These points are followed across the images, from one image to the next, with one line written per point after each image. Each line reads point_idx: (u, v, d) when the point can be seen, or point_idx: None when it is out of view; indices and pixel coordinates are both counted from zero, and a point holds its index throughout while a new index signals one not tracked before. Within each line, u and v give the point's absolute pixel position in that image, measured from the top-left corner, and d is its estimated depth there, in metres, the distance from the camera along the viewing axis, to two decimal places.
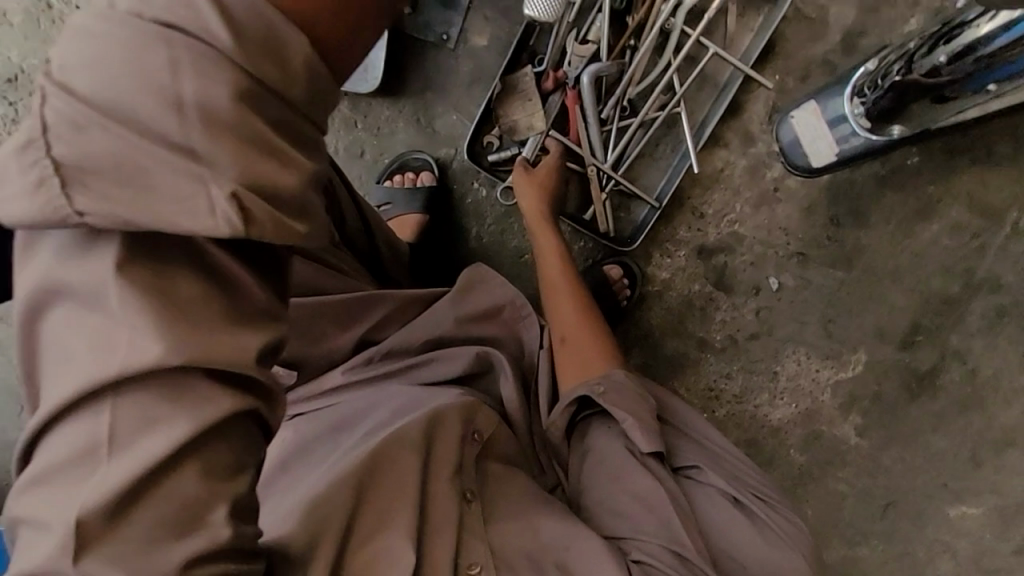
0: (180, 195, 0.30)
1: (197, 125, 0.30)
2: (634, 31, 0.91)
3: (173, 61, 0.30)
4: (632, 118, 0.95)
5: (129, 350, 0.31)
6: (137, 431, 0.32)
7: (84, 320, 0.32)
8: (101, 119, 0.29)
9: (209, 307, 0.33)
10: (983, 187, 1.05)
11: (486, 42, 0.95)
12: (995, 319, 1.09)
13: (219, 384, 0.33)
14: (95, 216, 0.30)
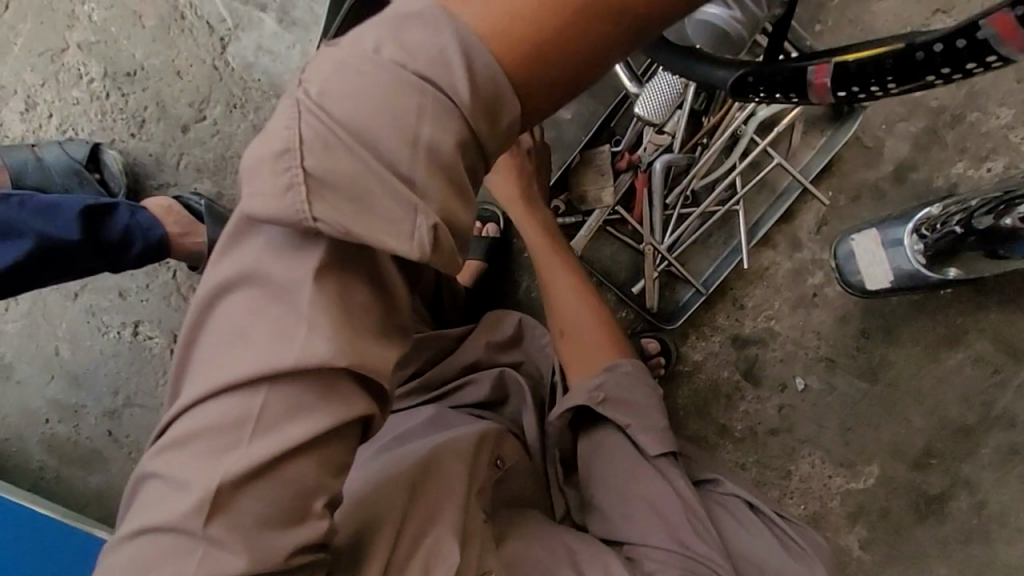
0: (383, 230, 0.34)
1: (427, 175, 0.34)
2: (708, 131, 0.97)
3: (417, 113, 0.33)
4: (692, 207, 1.02)
5: (301, 350, 0.35)
6: (284, 419, 0.37)
7: (263, 309, 0.36)
8: (349, 143, 0.33)
9: (370, 318, 0.37)
10: (1009, 326, 1.10)
11: (570, 116, 1.03)
12: (1007, 455, 1.12)
13: (359, 391, 0.38)
14: (328, 224, 0.33)
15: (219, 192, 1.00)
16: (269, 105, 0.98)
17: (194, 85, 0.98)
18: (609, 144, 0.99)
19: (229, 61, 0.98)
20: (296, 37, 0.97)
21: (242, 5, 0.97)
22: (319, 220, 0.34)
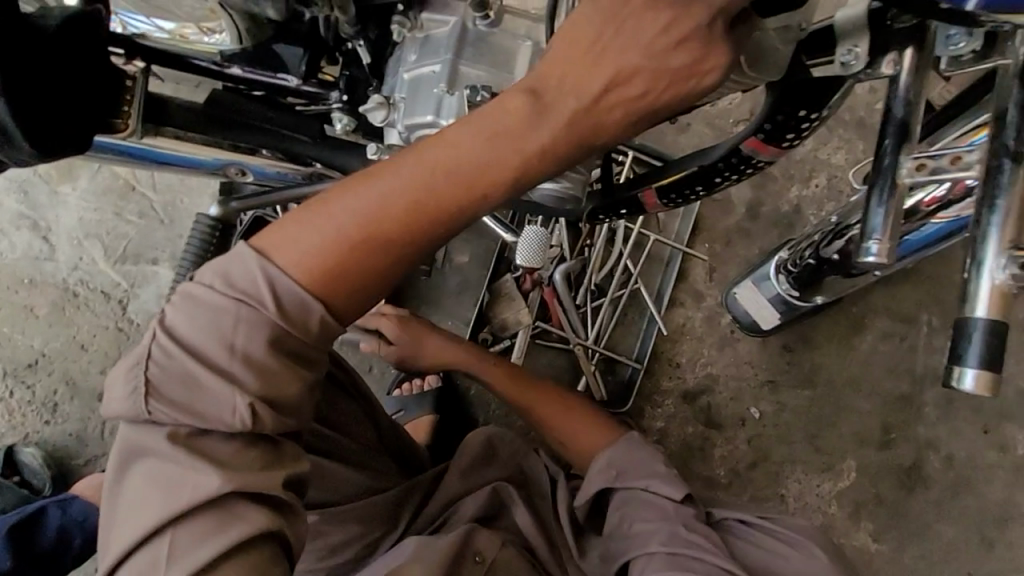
0: (227, 403, 0.44)
1: (244, 367, 0.44)
2: (587, 233, 1.10)
3: (230, 318, 0.43)
4: (601, 298, 1.12)
5: (189, 494, 0.45)
6: (192, 548, 0.45)
7: (156, 475, 0.46)
8: (182, 351, 0.44)
9: (244, 454, 0.46)
10: (894, 297, 1.25)
11: (468, 257, 1.11)
12: (948, 405, 1.25)
13: (253, 507, 0.46)
14: (165, 410, 0.45)
15: None
16: None
17: (101, 351, 1.01)
18: (510, 272, 1.07)
19: (132, 319, 1.02)
20: None
21: (135, 266, 1.02)
22: (174, 408, 0.45)
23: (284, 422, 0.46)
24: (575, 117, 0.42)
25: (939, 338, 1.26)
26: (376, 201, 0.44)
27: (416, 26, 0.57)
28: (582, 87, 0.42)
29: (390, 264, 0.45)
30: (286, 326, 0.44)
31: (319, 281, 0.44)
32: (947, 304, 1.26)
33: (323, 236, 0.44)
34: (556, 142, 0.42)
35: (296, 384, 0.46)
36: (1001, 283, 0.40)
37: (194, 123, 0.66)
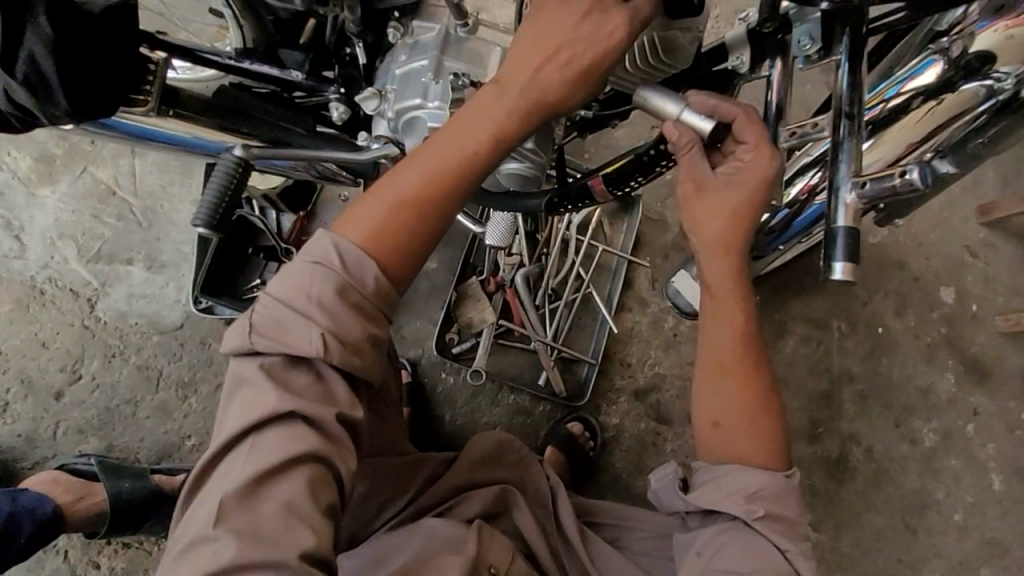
0: (309, 333, 0.56)
1: (320, 315, 0.56)
2: (544, 242, 1.20)
3: (313, 274, 0.57)
4: (558, 301, 1.23)
5: (270, 408, 0.55)
6: (265, 456, 0.55)
7: (248, 393, 0.57)
8: (275, 300, 0.57)
9: (315, 388, 0.57)
10: (808, 307, 1.45)
11: (436, 264, 1.21)
12: (863, 402, 1.44)
13: (315, 432, 0.56)
14: (259, 342, 0.57)
15: (109, 444, 1.00)
16: (151, 342, 1.04)
17: (63, 349, 1.01)
18: (475, 275, 1.17)
19: (99, 316, 1.03)
20: (167, 278, 1.06)
21: (108, 266, 1.05)
22: (268, 339, 0.56)
23: (348, 361, 0.57)
24: (534, 91, 0.59)
25: (850, 342, 1.45)
26: (404, 180, 0.60)
27: (407, 32, 0.70)
28: (537, 74, 0.59)
29: (433, 227, 0.62)
30: (360, 284, 0.58)
31: (375, 244, 0.60)
32: (851, 311, 1.46)
33: (376, 217, 0.60)
34: (516, 114, 0.59)
35: (362, 323, 0.58)
36: (852, 202, 0.54)
37: (202, 111, 0.76)
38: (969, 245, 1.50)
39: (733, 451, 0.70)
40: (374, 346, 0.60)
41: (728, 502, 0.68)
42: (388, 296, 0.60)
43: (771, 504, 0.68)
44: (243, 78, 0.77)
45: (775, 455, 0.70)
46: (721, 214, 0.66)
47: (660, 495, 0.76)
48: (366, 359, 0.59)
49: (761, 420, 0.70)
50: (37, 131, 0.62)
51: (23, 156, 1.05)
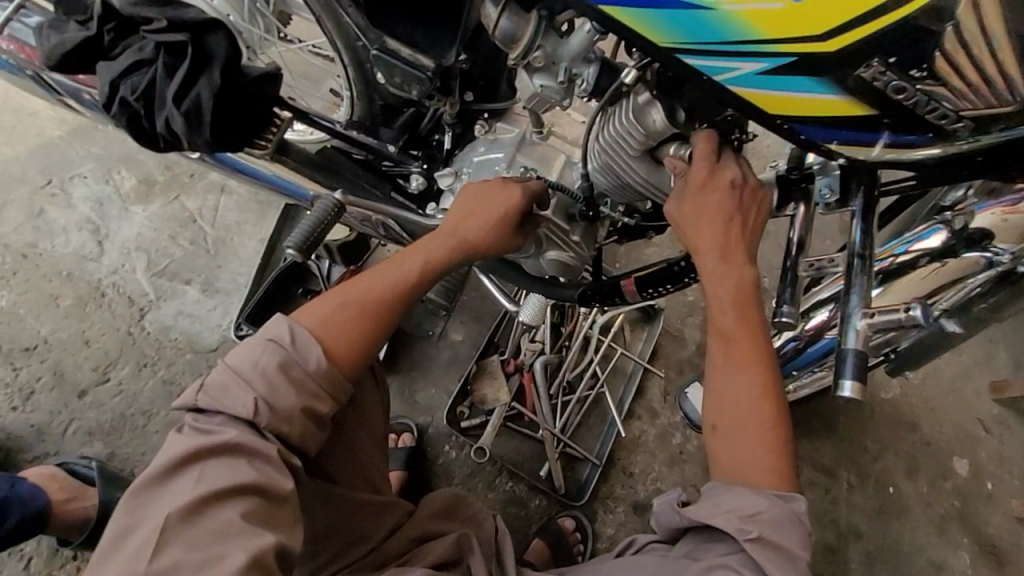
0: (253, 398, 0.69)
1: (270, 376, 0.70)
2: (567, 335, 1.27)
3: (267, 350, 0.70)
4: (570, 395, 1.26)
5: (219, 441, 0.67)
6: (209, 482, 0.65)
7: (198, 433, 0.69)
8: (228, 368, 0.71)
9: (257, 434, 0.69)
10: (815, 451, 1.44)
11: (462, 337, 1.27)
12: (870, 565, 1.37)
13: (252, 467, 0.67)
14: (213, 399, 0.70)
15: (111, 451, 1.01)
16: (182, 359, 1.09)
17: (102, 350, 1.06)
18: (497, 354, 1.22)
19: (146, 326, 1.10)
20: (217, 303, 1.14)
21: (168, 282, 1.13)
22: (212, 399, 0.70)
23: (280, 424, 0.70)
24: (457, 237, 0.79)
25: (858, 496, 1.42)
26: (354, 290, 0.77)
27: (491, 130, 0.83)
28: (461, 228, 0.79)
29: (374, 328, 0.76)
30: (304, 364, 0.71)
31: (328, 334, 0.74)
32: (860, 463, 1.45)
33: (325, 311, 0.75)
34: (449, 252, 0.79)
35: (300, 395, 0.70)
36: (863, 327, 0.60)
37: (302, 162, 0.89)
38: (982, 419, 1.51)
39: (732, 466, 0.69)
40: (307, 419, 0.71)
41: (720, 520, 0.66)
42: (329, 381, 0.72)
43: (772, 532, 0.65)
44: (344, 143, 0.90)
45: (778, 468, 0.68)
46: (713, 228, 0.69)
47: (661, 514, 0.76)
48: (296, 425, 0.70)
49: (761, 429, 0.69)
50: (176, 151, 0.74)
51: (129, 176, 1.19)
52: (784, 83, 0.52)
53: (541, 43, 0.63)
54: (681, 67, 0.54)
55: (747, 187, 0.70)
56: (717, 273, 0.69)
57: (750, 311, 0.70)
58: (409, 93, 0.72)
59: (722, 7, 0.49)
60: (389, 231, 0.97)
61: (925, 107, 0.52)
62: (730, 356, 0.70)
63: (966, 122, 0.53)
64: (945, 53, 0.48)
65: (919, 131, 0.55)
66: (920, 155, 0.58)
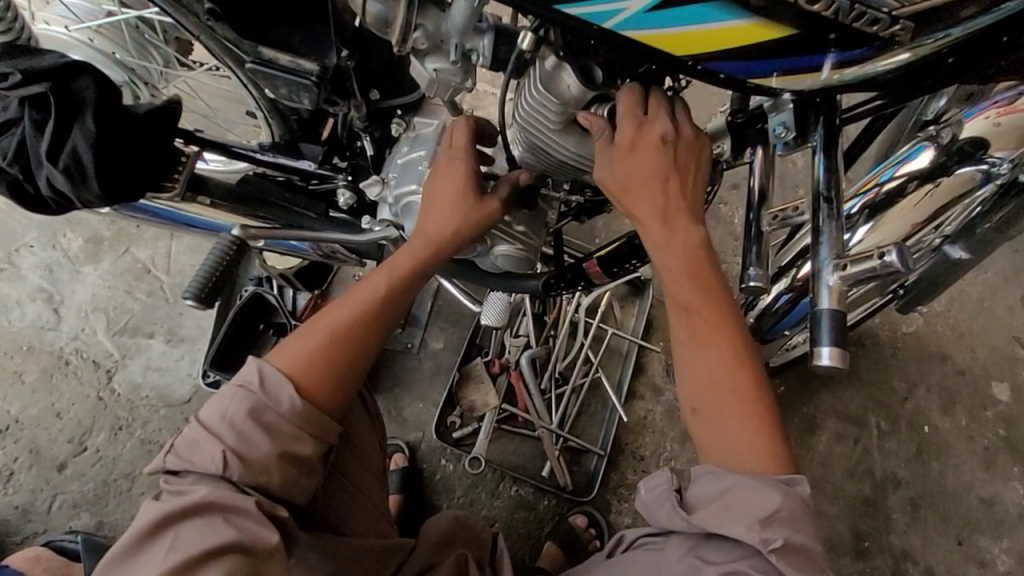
0: (220, 450, 0.59)
1: (239, 423, 0.60)
2: (552, 324, 1.20)
3: (234, 397, 0.61)
4: (565, 386, 1.19)
5: (191, 500, 0.57)
6: (183, 548, 0.55)
7: (168, 496, 0.59)
8: (195, 421, 0.62)
9: (234, 488, 0.59)
10: (840, 400, 1.34)
11: (442, 344, 1.21)
12: (914, 512, 1.28)
13: (231, 525, 0.57)
14: (182, 456, 0.61)
15: (99, 521, 0.99)
16: (157, 416, 1.06)
17: (75, 420, 1.04)
18: (480, 357, 1.16)
19: (115, 388, 1.07)
20: (184, 351, 1.10)
21: (131, 339, 1.10)
22: (180, 459, 0.60)
23: (256, 476, 0.60)
24: (428, 243, 0.68)
25: (892, 440, 1.32)
26: (327, 319, 0.67)
27: (409, 127, 0.75)
28: (428, 227, 0.68)
29: (350, 356, 0.66)
30: (277, 406, 0.62)
31: (304, 371, 0.64)
32: (891, 406, 1.35)
33: (297, 347, 0.65)
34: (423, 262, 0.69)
35: (275, 442, 0.61)
36: (835, 284, 0.52)
37: (223, 196, 0.84)
38: (1019, 337, 1.41)
39: (720, 451, 0.62)
40: (287, 465, 0.61)
41: (740, 532, 0.58)
42: (309, 421, 0.63)
43: (792, 532, 0.58)
44: (264, 168, 0.83)
45: (771, 449, 0.61)
46: (641, 185, 0.61)
47: (653, 505, 0.66)
48: (275, 474, 0.60)
49: (748, 408, 0.62)
50: (70, 212, 0.69)
51: (75, 237, 1.15)
52: (687, 16, 0.44)
53: (418, 21, 0.55)
54: (567, 21, 0.45)
55: (682, 138, 0.62)
56: (663, 245, 0.62)
57: (704, 280, 0.63)
58: (301, 102, 0.65)
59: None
60: (329, 249, 0.89)
61: (851, 16, 0.43)
62: (689, 330, 0.63)
63: (905, 23, 0.44)
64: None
65: (863, 43, 0.46)
66: (882, 67, 0.48)
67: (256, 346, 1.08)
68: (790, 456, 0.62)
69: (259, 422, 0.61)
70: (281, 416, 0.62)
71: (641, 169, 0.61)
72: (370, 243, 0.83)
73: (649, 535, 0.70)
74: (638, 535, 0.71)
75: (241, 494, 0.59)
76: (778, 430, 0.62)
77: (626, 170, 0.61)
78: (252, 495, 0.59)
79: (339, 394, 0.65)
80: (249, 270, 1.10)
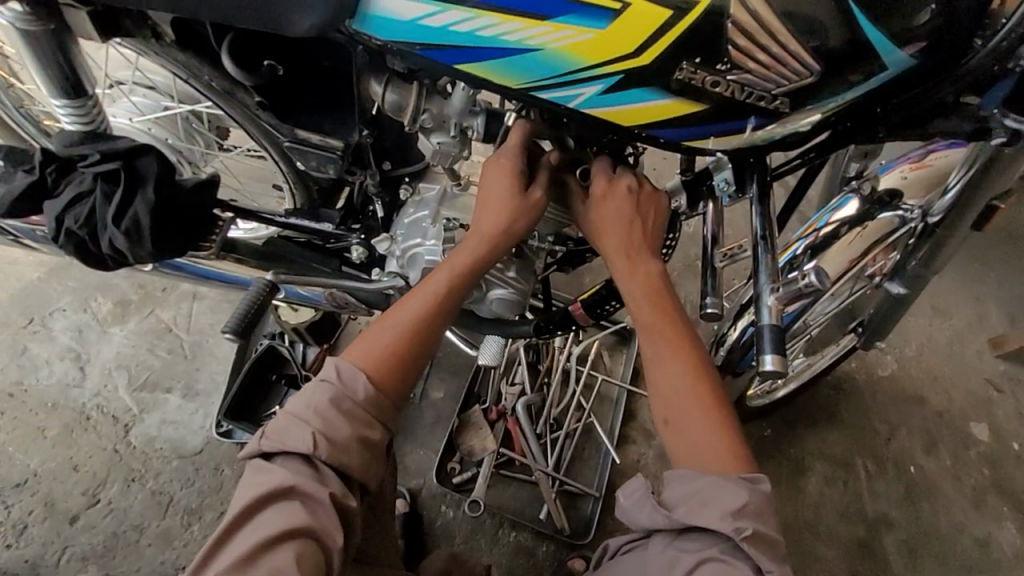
0: (311, 432, 0.69)
1: (327, 414, 0.70)
2: (546, 371, 1.28)
3: (317, 389, 0.71)
4: (558, 431, 1.24)
5: (280, 481, 0.66)
6: (270, 525, 0.63)
7: (260, 477, 0.67)
8: (286, 412, 0.71)
9: (315, 472, 0.68)
10: (826, 442, 1.39)
11: (442, 393, 1.28)
12: (911, 554, 1.29)
13: (309, 510, 0.65)
14: (273, 446, 0.69)
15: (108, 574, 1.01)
16: (170, 467, 1.11)
17: (90, 473, 1.09)
18: (478, 404, 1.23)
19: (131, 441, 1.12)
20: (198, 405, 1.17)
21: (150, 394, 1.17)
22: (274, 441, 0.69)
23: (337, 457, 0.69)
24: (480, 240, 0.75)
25: (881, 481, 1.36)
26: (393, 320, 0.77)
27: (415, 192, 0.88)
28: (482, 223, 0.75)
29: (413, 353, 0.77)
30: (353, 395, 0.72)
31: (375, 366, 0.75)
32: (877, 447, 1.40)
33: (370, 345, 0.76)
34: (479, 261, 0.75)
35: (354, 427, 0.71)
36: (774, 304, 0.63)
37: (251, 255, 0.95)
38: (990, 379, 1.49)
39: (688, 450, 0.70)
40: (363, 449, 0.72)
41: (713, 521, 0.63)
42: (374, 408, 0.73)
43: (758, 523, 0.63)
44: (288, 230, 0.96)
45: (730, 447, 0.69)
46: (610, 230, 0.73)
47: (632, 508, 0.71)
48: (354, 455, 0.70)
49: (704, 406, 0.71)
50: (122, 267, 0.81)
51: (105, 301, 1.26)
52: (630, 96, 0.57)
53: (426, 106, 0.69)
54: (538, 102, 0.59)
55: (643, 191, 0.75)
56: (629, 273, 0.74)
57: (666, 303, 0.74)
58: (327, 171, 0.79)
59: (548, 46, 0.54)
60: (342, 299, 1.00)
61: (742, 94, 0.56)
62: (658, 344, 0.73)
63: (783, 99, 0.57)
64: (735, 45, 0.53)
65: (763, 114, 0.59)
66: (801, 124, 0.61)
67: (266, 397, 1.15)
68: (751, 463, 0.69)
69: (342, 408, 0.71)
70: (360, 404, 0.72)
71: (609, 213, 0.73)
72: (377, 291, 0.94)
73: (632, 542, 0.73)
74: (621, 543, 0.74)
75: (318, 481, 0.67)
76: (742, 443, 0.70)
77: (601, 214, 0.73)
78: (328, 482, 0.68)
79: (399, 385, 0.76)
80: (267, 327, 1.20)
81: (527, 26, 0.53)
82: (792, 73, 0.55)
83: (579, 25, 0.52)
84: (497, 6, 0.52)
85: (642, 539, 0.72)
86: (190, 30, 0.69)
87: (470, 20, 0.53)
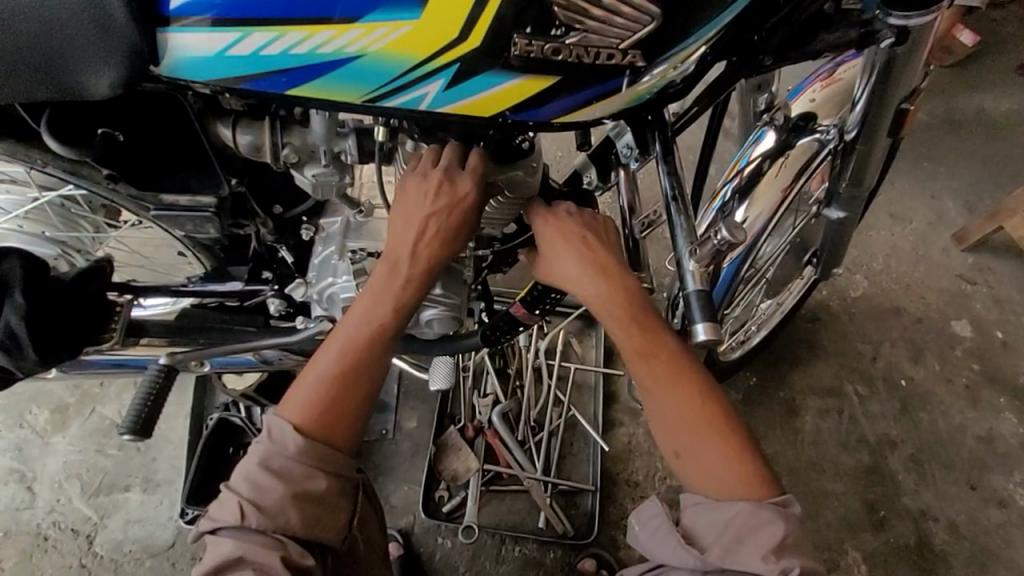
0: (238, 502, 0.63)
1: (259, 472, 0.64)
2: (516, 375, 1.22)
3: (249, 452, 0.65)
4: (541, 432, 1.19)
5: (227, 553, 0.61)
6: None
7: (204, 561, 0.62)
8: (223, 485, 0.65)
9: (262, 537, 0.62)
10: (814, 376, 1.36)
11: (415, 422, 1.22)
12: (919, 469, 1.27)
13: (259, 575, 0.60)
14: (213, 522, 0.64)
15: None
16: (143, 568, 1.05)
17: None
18: (454, 424, 1.18)
19: (97, 552, 1.06)
20: (162, 496, 1.11)
21: (107, 497, 1.10)
22: (212, 520, 0.64)
23: (276, 521, 0.63)
24: (406, 267, 0.67)
25: (874, 403, 1.33)
26: (326, 363, 0.68)
27: (317, 229, 0.82)
28: (401, 254, 0.68)
29: (351, 397, 0.68)
30: (285, 450, 0.65)
31: (309, 419, 0.66)
32: (865, 369, 1.37)
33: (305, 395, 0.67)
34: (409, 292, 0.68)
35: (289, 485, 0.64)
36: (696, 268, 0.59)
37: (164, 333, 0.88)
38: (962, 274, 1.47)
39: (701, 480, 0.66)
40: (304, 504, 0.64)
41: (756, 564, 0.60)
42: (318, 458, 0.66)
43: (802, 558, 0.61)
44: (199, 297, 0.89)
45: (748, 473, 0.65)
46: (568, 254, 0.70)
47: (650, 542, 0.68)
48: (293, 515, 0.63)
49: (715, 428, 0.67)
50: (14, 382, 0.75)
51: (40, 410, 1.17)
52: (476, 85, 0.53)
53: (285, 139, 0.63)
54: (388, 110, 0.55)
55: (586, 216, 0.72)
56: (603, 293, 0.69)
57: (649, 318, 0.69)
58: (207, 231, 0.74)
59: (369, 50, 0.50)
60: (276, 356, 0.93)
61: (590, 56, 0.51)
62: (654, 365, 0.68)
63: (634, 52, 0.51)
64: (563, 5, 0.48)
65: (616, 74, 0.54)
66: (692, 63, 0.55)
67: (229, 472, 1.08)
68: (774, 478, 0.66)
69: (275, 467, 0.64)
70: (298, 459, 0.65)
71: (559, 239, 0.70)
72: (308, 340, 0.87)
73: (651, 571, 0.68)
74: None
75: (268, 544, 0.62)
76: (758, 456, 0.67)
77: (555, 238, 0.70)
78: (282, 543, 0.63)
79: (335, 436, 0.67)
80: (217, 399, 1.14)
81: (339, 33, 0.49)
82: (630, 24, 0.50)
83: (393, 20, 0.49)
84: (300, 19, 0.49)
85: (660, 566, 0.67)
86: (8, 114, 0.64)
87: (278, 40, 0.50)
